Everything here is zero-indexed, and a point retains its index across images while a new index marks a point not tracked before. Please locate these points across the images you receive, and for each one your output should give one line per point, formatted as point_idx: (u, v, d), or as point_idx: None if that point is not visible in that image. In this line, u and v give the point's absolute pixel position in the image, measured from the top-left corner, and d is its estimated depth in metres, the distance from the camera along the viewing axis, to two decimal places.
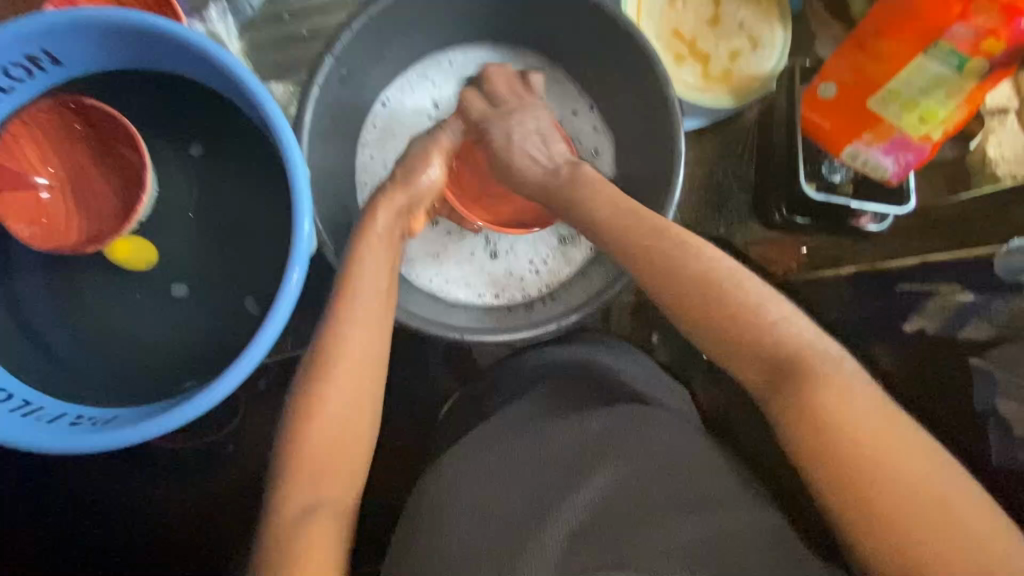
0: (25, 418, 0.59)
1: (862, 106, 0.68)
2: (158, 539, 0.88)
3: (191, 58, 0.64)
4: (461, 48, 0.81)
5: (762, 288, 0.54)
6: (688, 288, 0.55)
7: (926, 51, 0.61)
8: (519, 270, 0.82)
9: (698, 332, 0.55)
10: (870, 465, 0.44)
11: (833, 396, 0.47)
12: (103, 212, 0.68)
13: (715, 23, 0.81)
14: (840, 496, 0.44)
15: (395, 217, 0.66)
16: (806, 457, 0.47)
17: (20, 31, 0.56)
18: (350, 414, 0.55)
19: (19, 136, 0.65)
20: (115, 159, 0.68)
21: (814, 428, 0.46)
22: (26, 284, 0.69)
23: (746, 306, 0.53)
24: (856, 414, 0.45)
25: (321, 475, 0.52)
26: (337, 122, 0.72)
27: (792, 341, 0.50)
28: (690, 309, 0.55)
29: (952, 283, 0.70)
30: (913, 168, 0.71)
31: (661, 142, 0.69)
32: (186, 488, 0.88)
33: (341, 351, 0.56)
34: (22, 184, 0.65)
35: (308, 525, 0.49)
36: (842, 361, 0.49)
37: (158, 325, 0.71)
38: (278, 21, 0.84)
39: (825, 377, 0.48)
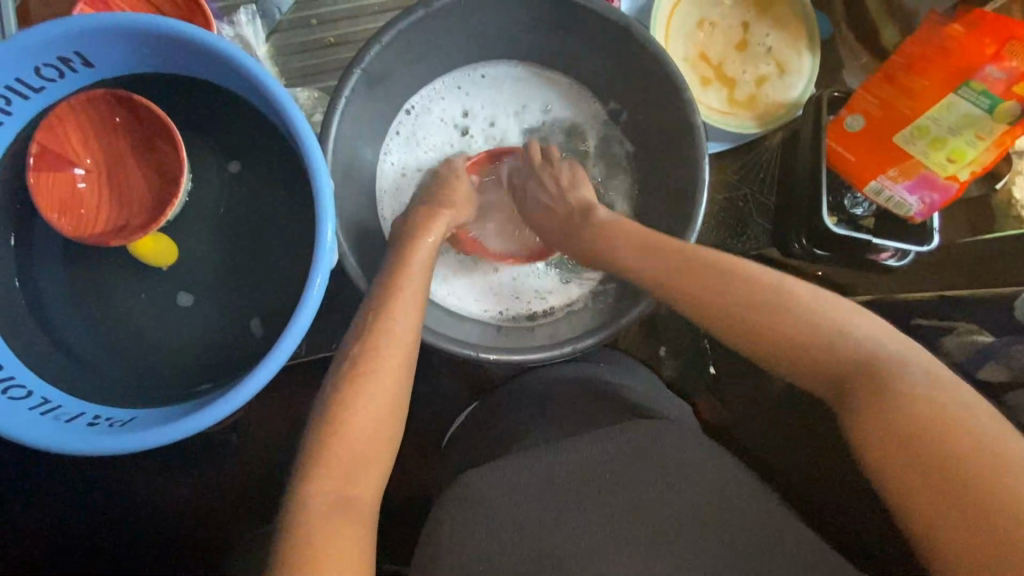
0: (43, 416, 0.60)
1: (888, 140, 0.68)
2: (152, 538, 0.85)
3: (217, 64, 0.64)
4: (495, 62, 0.81)
5: (806, 293, 0.56)
6: (742, 296, 0.57)
7: (956, 90, 0.61)
8: (523, 293, 0.82)
9: (741, 343, 0.57)
10: (947, 452, 0.43)
11: (908, 392, 0.47)
12: (133, 207, 0.67)
13: (743, 47, 0.80)
14: (909, 480, 0.44)
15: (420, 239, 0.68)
16: (865, 445, 0.47)
17: (52, 33, 0.57)
18: (383, 413, 0.57)
19: (64, 119, 0.64)
20: (156, 157, 0.67)
21: (883, 421, 0.47)
22: (45, 274, 0.69)
23: (807, 307, 0.55)
24: (930, 407, 0.45)
25: (351, 472, 0.53)
26: (362, 134, 0.72)
27: (843, 339, 0.52)
28: (726, 314, 0.58)
29: (970, 325, 0.71)
30: (938, 207, 0.69)
31: (685, 169, 0.69)
32: (186, 486, 0.86)
33: (375, 359, 0.59)
34: (62, 168, 0.65)
35: (336, 522, 0.50)
36: (901, 354, 0.50)
37: (176, 325, 0.71)
38: (305, 25, 0.84)
39: (901, 378, 0.48)
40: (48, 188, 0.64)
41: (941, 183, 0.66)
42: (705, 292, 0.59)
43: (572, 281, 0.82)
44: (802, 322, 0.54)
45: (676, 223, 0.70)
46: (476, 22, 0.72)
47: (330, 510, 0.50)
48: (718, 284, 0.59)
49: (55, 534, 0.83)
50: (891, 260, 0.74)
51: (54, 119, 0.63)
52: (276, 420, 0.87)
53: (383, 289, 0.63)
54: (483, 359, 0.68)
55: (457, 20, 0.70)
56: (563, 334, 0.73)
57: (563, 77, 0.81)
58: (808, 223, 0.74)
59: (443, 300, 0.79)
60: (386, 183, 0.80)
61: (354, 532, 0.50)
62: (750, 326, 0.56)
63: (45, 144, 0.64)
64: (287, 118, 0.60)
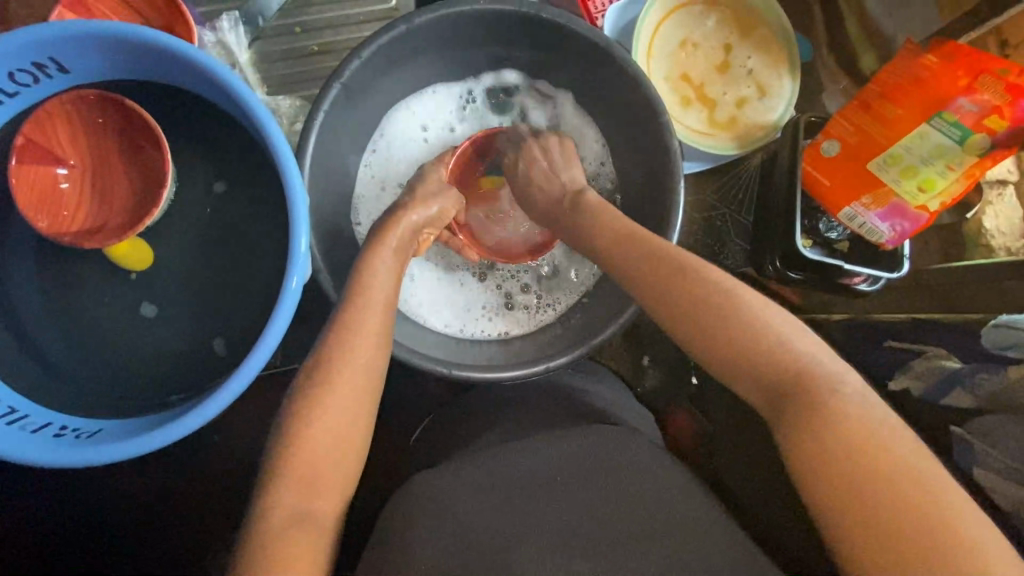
0: (11, 427, 0.60)
1: (862, 167, 0.69)
2: (119, 542, 0.84)
3: (194, 74, 0.64)
4: (490, 73, 0.80)
5: (758, 307, 0.57)
6: (695, 303, 0.58)
7: (929, 120, 0.62)
8: (493, 302, 0.82)
9: (705, 352, 0.57)
10: (866, 483, 0.45)
11: (840, 410, 0.48)
12: (115, 210, 0.65)
13: (725, 68, 0.81)
14: (836, 515, 0.45)
15: (389, 247, 0.68)
16: (802, 473, 0.48)
17: (26, 40, 0.57)
18: (347, 425, 0.57)
19: (54, 113, 0.62)
20: (144, 163, 0.66)
21: (811, 436, 0.48)
22: (17, 277, 0.68)
23: (748, 319, 0.55)
24: (856, 430, 0.47)
25: (310, 486, 0.54)
26: (341, 146, 0.72)
27: (788, 359, 0.53)
28: (687, 327, 0.58)
29: (940, 349, 0.72)
30: (909, 235, 0.70)
31: (661, 190, 0.70)
32: (157, 490, 0.85)
33: (330, 375, 0.58)
34: (44, 164, 0.63)
35: (290, 533, 0.51)
36: (842, 379, 0.51)
37: (149, 332, 0.71)
38: (289, 33, 0.84)
39: (837, 402, 0.49)
40: (29, 182, 0.62)
41: (911, 212, 0.67)
42: (663, 305, 0.60)
43: (522, 306, 0.81)
44: (755, 338, 0.54)
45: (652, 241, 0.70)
46: (456, 35, 0.71)
47: (289, 524, 0.51)
48: (675, 293, 0.59)
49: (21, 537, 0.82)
50: (863, 285, 0.75)
51: (44, 112, 0.61)
52: (250, 428, 0.86)
53: (352, 297, 0.63)
54: (456, 377, 0.68)
55: (437, 35, 0.70)
56: (540, 351, 0.74)
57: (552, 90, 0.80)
58: (783, 246, 0.75)
59: (413, 311, 0.78)
60: (366, 196, 0.79)
61: (309, 541, 0.51)
62: (697, 335, 0.57)
63: (30, 135, 0.61)
64: (262, 132, 0.60)
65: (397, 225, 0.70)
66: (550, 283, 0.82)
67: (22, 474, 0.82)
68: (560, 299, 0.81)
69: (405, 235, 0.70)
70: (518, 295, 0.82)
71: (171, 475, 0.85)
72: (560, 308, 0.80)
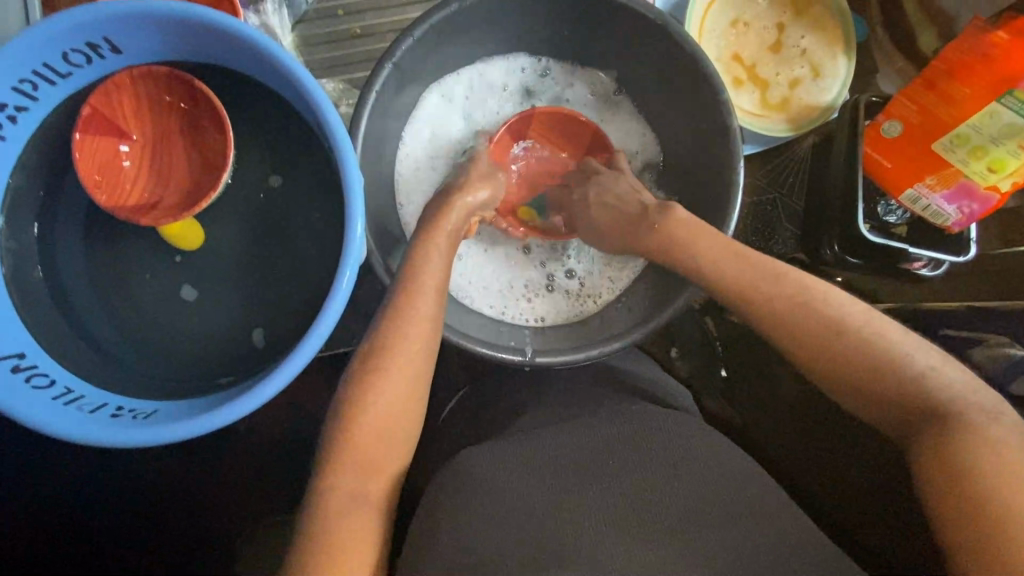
0: (68, 407, 0.60)
1: (927, 148, 0.67)
2: (164, 527, 0.85)
3: (245, 53, 0.63)
4: (554, 61, 0.80)
5: (905, 337, 0.55)
6: (818, 333, 0.56)
7: (999, 99, 0.60)
8: (519, 289, 0.80)
9: (830, 381, 0.56)
10: (1012, 505, 0.44)
11: (987, 447, 0.47)
12: (171, 187, 0.65)
13: (777, 48, 0.79)
14: (969, 534, 0.45)
15: (443, 234, 0.67)
16: (934, 492, 0.48)
17: (81, 18, 0.56)
18: (400, 408, 0.57)
19: (122, 87, 0.63)
20: (203, 142, 0.66)
21: (948, 474, 0.47)
22: (67, 258, 0.68)
23: (887, 348, 0.54)
24: (1008, 459, 0.46)
25: (364, 469, 0.54)
26: (390, 127, 0.71)
27: (928, 385, 0.52)
28: (814, 353, 0.56)
29: (1003, 338, 0.71)
30: (978, 217, 0.67)
31: (720, 173, 0.68)
32: (199, 473, 0.85)
33: (385, 360, 0.58)
34: (108, 136, 0.63)
35: (344, 516, 0.50)
36: (998, 416, 0.50)
37: (199, 314, 0.71)
38: (332, 15, 0.83)
39: (986, 431, 0.48)
40: (91, 153, 0.62)
41: (980, 193, 0.64)
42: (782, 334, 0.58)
43: (561, 290, 0.80)
44: (899, 364, 0.53)
45: (709, 225, 0.69)
46: (509, 14, 0.70)
47: (345, 502, 0.51)
48: (797, 309, 0.58)
49: (66, 521, 0.83)
50: (924, 270, 0.73)
51: (112, 85, 0.62)
52: (293, 413, 0.87)
53: (404, 281, 0.62)
54: (506, 361, 0.67)
55: (490, 12, 0.69)
56: (592, 335, 0.72)
57: (612, 86, 0.81)
58: (841, 230, 0.73)
59: (455, 290, 0.77)
60: (407, 175, 0.78)
61: (364, 526, 0.51)
62: (822, 363, 0.56)
63: (98, 107, 0.62)
64: (320, 115, 0.59)
65: (451, 209, 0.69)
66: (588, 275, 0.81)
67: (67, 458, 0.82)
68: (598, 293, 0.80)
69: (459, 221, 0.69)
70: (561, 277, 0.81)
71: (214, 460, 0.86)
72: (599, 302, 0.79)
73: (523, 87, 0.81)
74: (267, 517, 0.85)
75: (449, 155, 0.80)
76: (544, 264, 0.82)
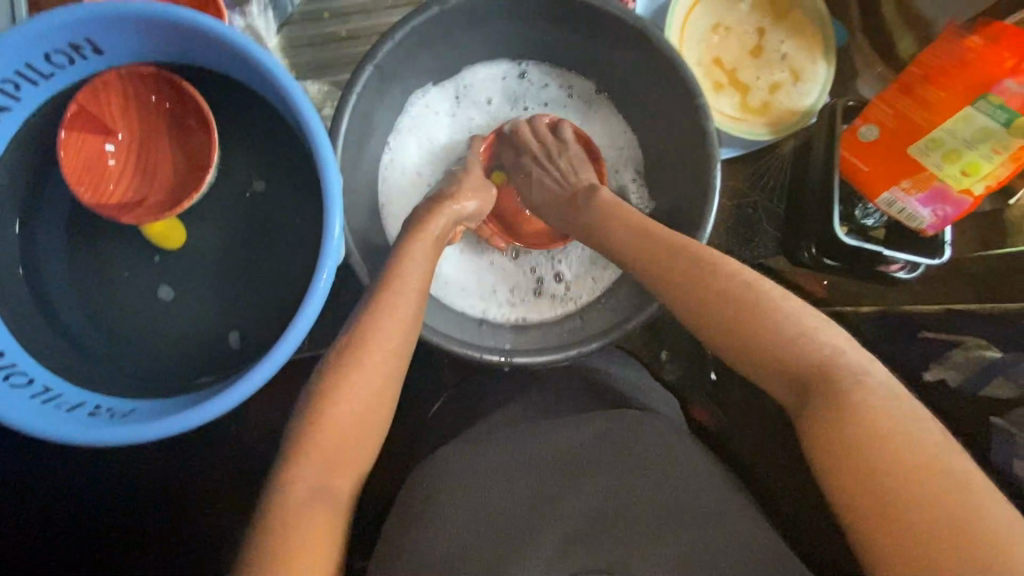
0: (45, 406, 0.60)
1: (903, 150, 0.67)
2: (144, 527, 0.85)
3: (227, 55, 0.63)
4: (539, 66, 0.81)
5: (786, 302, 0.55)
6: (724, 312, 0.56)
7: (973, 103, 0.61)
8: (504, 292, 0.81)
9: (738, 359, 0.56)
10: (888, 466, 0.43)
11: (873, 419, 0.45)
12: (155, 186, 0.65)
13: (758, 53, 0.80)
14: (854, 503, 0.43)
15: (428, 238, 0.67)
16: (825, 466, 0.46)
17: (62, 19, 0.57)
18: (372, 406, 0.57)
19: (110, 86, 0.63)
20: (189, 142, 0.66)
21: (837, 445, 0.46)
22: (48, 256, 0.68)
23: (768, 317, 0.54)
24: (880, 417, 0.45)
25: (330, 464, 0.54)
26: (372, 128, 0.72)
27: (811, 349, 0.52)
28: (713, 330, 0.57)
29: (980, 338, 0.71)
30: (950, 221, 0.68)
31: (697, 174, 0.69)
32: (182, 475, 0.86)
33: (358, 358, 0.58)
34: (93, 134, 0.63)
35: (311, 512, 0.50)
36: (874, 373, 0.49)
37: (179, 314, 0.71)
38: (318, 18, 0.84)
39: (863, 390, 0.47)
40: (76, 149, 0.62)
41: (954, 196, 0.65)
42: (693, 312, 0.59)
43: (547, 295, 0.81)
44: (780, 331, 0.53)
45: (686, 226, 0.69)
46: (489, 17, 0.71)
47: (311, 498, 0.51)
48: (695, 286, 0.59)
49: (44, 521, 0.82)
50: (900, 273, 0.73)
51: (99, 83, 0.63)
52: (275, 413, 0.87)
53: (386, 281, 0.62)
54: (487, 361, 0.68)
55: (470, 16, 0.69)
56: (571, 336, 0.72)
57: (591, 88, 0.81)
58: (819, 233, 0.74)
59: (438, 292, 0.78)
60: (390, 175, 0.78)
61: (321, 516, 0.50)
62: (731, 342, 0.56)
63: (85, 104, 0.62)
64: (299, 117, 0.60)
65: (439, 212, 0.69)
66: (573, 279, 0.81)
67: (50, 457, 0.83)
68: (582, 295, 0.80)
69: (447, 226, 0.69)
70: (547, 282, 0.82)
71: (195, 459, 0.86)
72: (582, 299, 0.79)
73: (506, 91, 0.82)
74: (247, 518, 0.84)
75: (432, 155, 0.81)
76: (535, 267, 0.83)
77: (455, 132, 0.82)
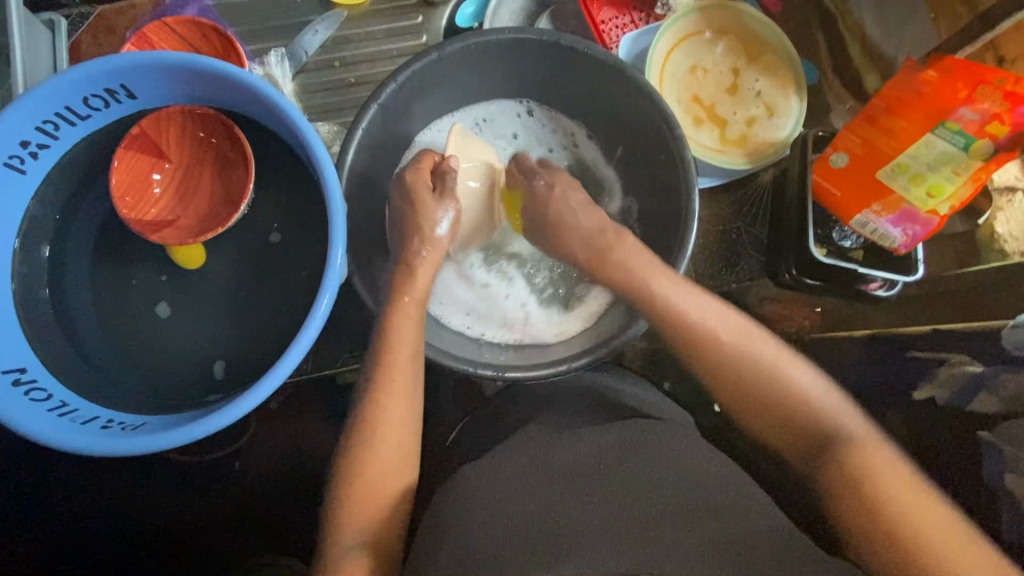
0: (61, 419, 0.64)
1: (872, 176, 0.72)
2: (194, 531, 1.00)
3: (248, 99, 0.70)
4: (546, 108, 0.88)
5: (787, 357, 0.64)
6: (732, 361, 0.63)
7: (933, 130, 0.65)
8: (501, 309, 0.84)
9: (731, 395, 0.64)
10: (888, 502, 0.53)
11: (865, 454, 0.56)
12: (189, 211, 0.74)
13: (733, 91, 0.86)
14: (864, 535, 0.53)
15: (412, 300, 0.70)
16: (837, 504, 0.56)
17: (101, 68, 0.64)
18: (402, 435, 0.66)
19: (169, 119, 0.72)
20: (228, 176, 0.74)
21: (857, 499, 0.54)
22: (74, 278, 0.73)
23: (772, 372, 0.62)
24: (878, 466, 0.55)
25: (368, 513, 0.62)
26: (377, 163, 0.78)
27: (817, 406, 0.60)
28: (714, 376, 0.64)
29: (962, 355, 0.72)
30: (922, 239, 0.72)
31: (678, 201, 0.72)
32: (225, 488, 1.00)
33: (377, 418, 0.65)
34: (148, 158, 0.72)
35: (351, 557, 0.58)
36: (865, 427, 0.59)
37: (192, 335, 0.75)
38: (329, 67, 0.92)
39: (860, 440, 0.57)
40: (130, 167, 0.71)
41: (921, 217, 0.69)
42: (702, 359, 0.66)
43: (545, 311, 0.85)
44: (784, 387, 0.61)
45: (669, 254, 0.73)
46: (485, 63, 0.78)
47: None
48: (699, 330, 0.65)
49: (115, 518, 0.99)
50: (880, 291, 0.77)
51: (164, 115, 0.71)
52: None
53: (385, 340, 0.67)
54: (480, 376, 0.69)
55: (466, 61, 0.76)
56: (560, 353, 0.74)
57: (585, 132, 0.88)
58: (797, 255, 0.78)
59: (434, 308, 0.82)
60: None
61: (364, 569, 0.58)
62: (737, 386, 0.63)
63: (146, 129, 0.71)
64: (307, 146, 0.65)
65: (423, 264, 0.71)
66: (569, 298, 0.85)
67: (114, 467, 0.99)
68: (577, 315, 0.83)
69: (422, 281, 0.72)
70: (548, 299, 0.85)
71: (235, 473, 1.00)
72: (577, 321, 0.82)
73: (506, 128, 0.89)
74: (286, 521, 1.01)
75: None
76: (540, 285, 0.86)
77: None
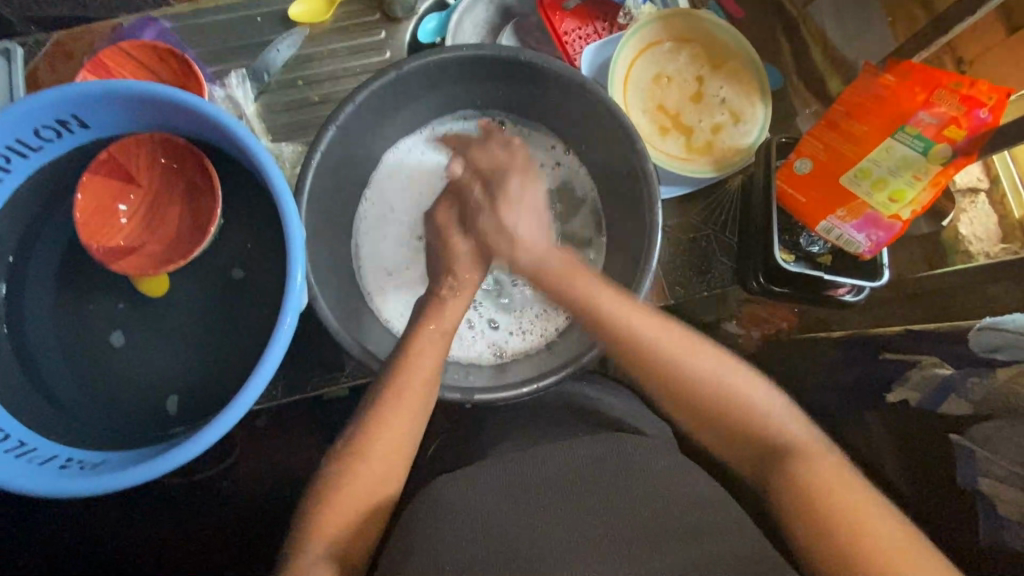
0: (18, 459, 0.62)
1: (835, 181, 0.71)
2: (182, 552, 1.01)
3: (203, 125, 0.68)
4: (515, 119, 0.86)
5: (743, 375, 0.65)
6: (693, 391, 0.64)
7: (893, 135, 0.66)
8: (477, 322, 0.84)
9: (689, 415, 0.65)
10: (839, 517, 0.54)
11: (815, 470, 0.58)
12: (154, 238, 0.71)
13: (698, 99, 0.86)
14: (823, 552, 0.54)
15: (426, 328, 0.70)
16: (794, 524, 0.56)
17: (50, 100, 0.62)
18: (391, 458, 0.64)
19: (139, 146, 0.70)
20: (196, 203, 0.72)
21: (807, 512, 0.56)
22: (33, 313, 0.72)
23: (724, 392, 0.63)
24: (826, 480, 0.57)
25: (338, 541, 0.59)
26: (340, 183, 0.77)
27: (771, 423, 0.62)
28: (676, 399, 0.65)
29: (933, 357, 0.70)
30: (885, 245, 0.71)
31: (644, 212, 0.71)
32: (212, 509, 1.01)
33: (357, 450, 0.63)
34: (117, 183, 0.71)
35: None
36: (821, 447, 0.60)
37: (157, 365, 0.73)
38: (292, 86, 0.91)
39: (812, 457, 0.59)
40: (93, 193, 0.70)
41: (884, 222, 0.68)
42: (659, 391, 0.66)
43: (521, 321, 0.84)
44: (739, 407, 0.63)
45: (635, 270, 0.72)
46: (446, 80, 0.77)
47: None
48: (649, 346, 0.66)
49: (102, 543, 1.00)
50: (848, 296, 0.78)
51: (132, 141, 0.70)
52: None
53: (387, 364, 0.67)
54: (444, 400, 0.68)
55: (426, 78, 0.75)
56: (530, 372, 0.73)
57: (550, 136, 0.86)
58: (765, 262, 0.78)
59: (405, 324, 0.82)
60: (367, 218, 0.86)
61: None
62: (700, 422, 0.64)
63: (114, 155, 0.70)
64: (262, 170, 0.64)
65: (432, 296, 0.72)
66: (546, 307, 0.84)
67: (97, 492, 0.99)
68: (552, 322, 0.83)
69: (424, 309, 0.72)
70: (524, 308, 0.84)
71: (222, 494, 1.01)
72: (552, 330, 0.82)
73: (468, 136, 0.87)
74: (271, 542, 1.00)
75: (410, 193, 0.87)
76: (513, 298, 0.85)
77: (425, 173, 0.87)
